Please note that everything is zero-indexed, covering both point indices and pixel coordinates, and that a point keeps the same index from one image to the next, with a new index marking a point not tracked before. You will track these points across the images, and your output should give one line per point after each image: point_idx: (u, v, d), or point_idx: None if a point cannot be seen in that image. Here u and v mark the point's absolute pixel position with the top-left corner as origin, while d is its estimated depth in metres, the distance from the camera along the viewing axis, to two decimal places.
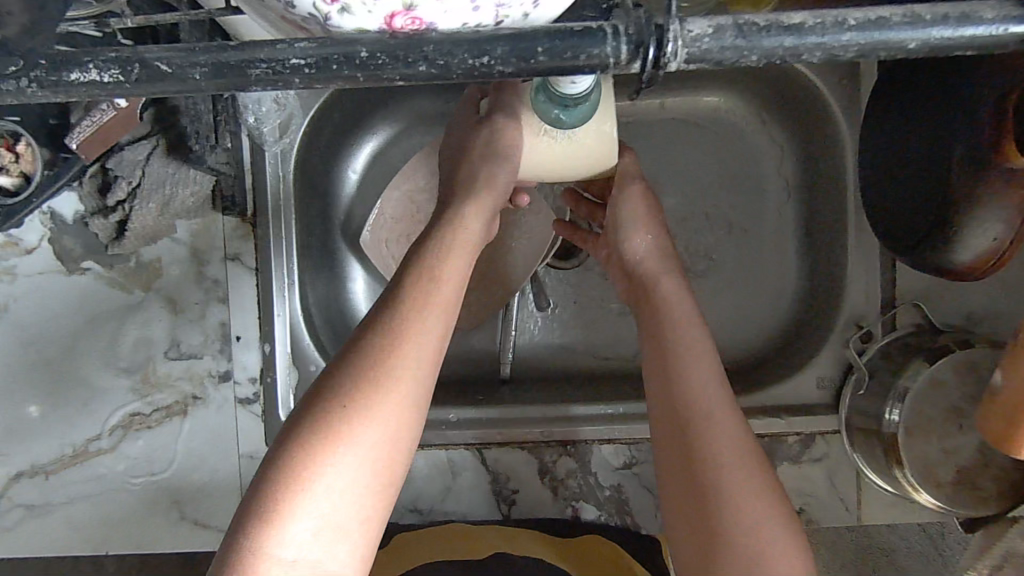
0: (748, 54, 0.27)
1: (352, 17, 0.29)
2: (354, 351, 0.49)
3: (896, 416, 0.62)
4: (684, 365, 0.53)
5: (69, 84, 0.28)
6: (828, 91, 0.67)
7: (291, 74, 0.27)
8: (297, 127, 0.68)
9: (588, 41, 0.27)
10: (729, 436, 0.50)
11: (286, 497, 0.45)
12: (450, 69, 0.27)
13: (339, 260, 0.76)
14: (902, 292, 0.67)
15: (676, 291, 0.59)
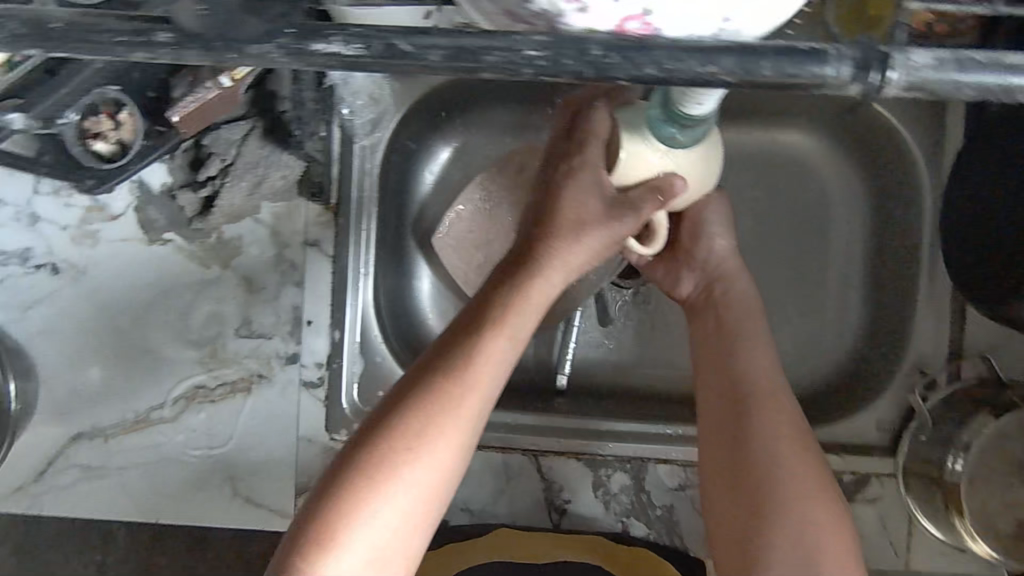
0: (964, 89, 0.24)
1: (587, 19, 0.28)
2: (419, 386, 0.49)
3: (959, 465, 0.63)
4: (742, 364, 0.60)
5: (310, 54, 0.25)
6: (912, 136, 0.68)
7: (523, 67, 0.23)
8: (388, 124, 0.70)
9: (811, 60, 0.23)
10: (787, 446, 0.56)
11: (341, 517, 0.45)
12: (674, 78, 0.23)
13: (408, 256, 0.77)
14: (970, 341, 0.67)
15: (744, 295, 0.64)
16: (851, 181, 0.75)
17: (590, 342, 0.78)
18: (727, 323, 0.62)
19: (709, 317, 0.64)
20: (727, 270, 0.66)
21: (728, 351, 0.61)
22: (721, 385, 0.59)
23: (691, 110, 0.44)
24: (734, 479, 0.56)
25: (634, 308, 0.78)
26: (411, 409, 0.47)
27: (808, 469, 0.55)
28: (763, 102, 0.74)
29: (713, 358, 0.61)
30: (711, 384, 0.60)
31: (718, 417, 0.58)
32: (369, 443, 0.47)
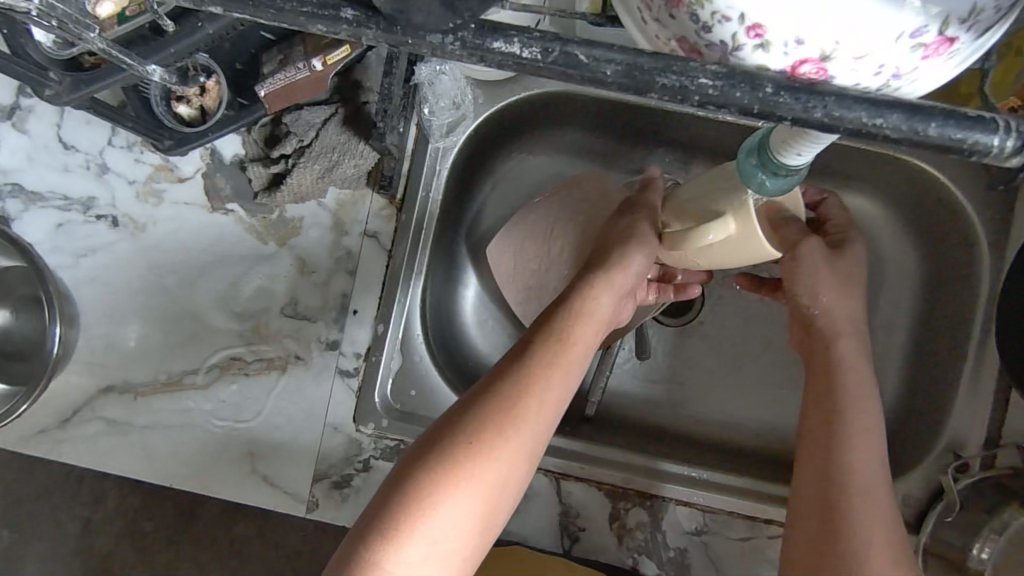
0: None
1: (765, 55, 0.30)
2: (488, 396, 0.51)
3: (985, 553, 0.62)
4: (844, 436, 0.55)
5: (489, 51, 0.26)
6: (980, 221, 0.68)
7: (693, 92, 0.24)
8: (465, 129, 0.70)
9: (979, 128, 0.23)
10: (880, 527, 0.51)
11: (409, 518, 0.46)
12: (840, 124, 0.24)
13: (457, 263, 0.77)
14: (1010, 431, 0.66)
15: (856, 358, 0.60)
16: (906, 256, 0.76)
17: (624, 375, 0.78)
18: (835, 391, 0.58)
19: (819, 379, 0.59)
20: (836, 326, 0.61)
21: (830, 421, 0.57)
22: (817, 457, 0.56)
23: (788, 160, 0.45)
24: (818, 555, 0.52)
25: (673, 348, 0.79)
26: (481, 419, 0.50)
27: (895, 550, 0.51)
28: (834, 166, 0.75)
29: (819, 429, 0.57)
30: (810, 455, 0.57)
31: (810, 490, 0.55)
32: (441, 445, 0.49)
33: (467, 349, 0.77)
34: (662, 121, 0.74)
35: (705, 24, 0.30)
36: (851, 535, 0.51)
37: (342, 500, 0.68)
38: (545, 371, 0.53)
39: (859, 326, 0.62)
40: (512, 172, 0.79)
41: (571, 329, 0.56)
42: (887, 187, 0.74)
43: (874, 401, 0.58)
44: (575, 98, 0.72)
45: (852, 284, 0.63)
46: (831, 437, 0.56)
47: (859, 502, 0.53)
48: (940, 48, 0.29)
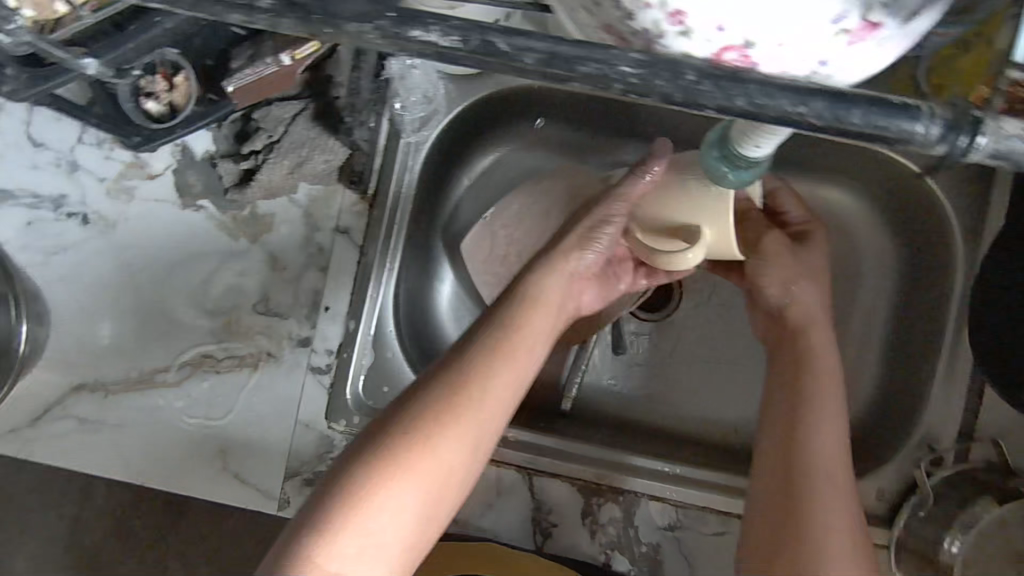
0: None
1: (688, 42, 0.29)
2: (432, 389, 0.52)
3: (955, 547, 0.62)
4: (803, 420, 0.60)
5: (408, 39, 0.25)
6: (955, 215, 0.68)
7: (616, 82, 0.24)
8: (437, 123, 0.70)
9: (904, 116, 0.23)
10: (834, 501, 0.56)
11: (344, 512, 0.47)
12: (764, 112, 0.24)
13: (433, 259, 0.77)
14: (983, 425, 0.66)
15: (824, 343, 0.64)
16: (884, 249, 0.76)
17: (602, 370, 0.78)
18: (798, 375, 0.62)
19: (786, 358, 0.64)
20: (809, 317, 0.65)
21: (794, 404, 0.61)
22: (778, 439, 0.60)
23: (749, 152, 0.44)
24: (774, 526, 0.56)
25: (650, 343, 0.78)
26: (418, 412, 0.51)
27: (847, 524, 0.55)
28: (810, 159, 0.75)
29: (783, 403, 0.61)
30: (773, 429, 0.61)
31: (770, 470, 0.59)
32: (387, 436, 0.50)
33: (442, 344, 0.77)
34: (639, 115, 0.73)
35: (628, 10, 0.30)
36: (810, 520, 0.55)
37: None
38: (491, 364, 0.54)
39: (823, 317, 0.65)
40: (488, 167, 0.78)
41: (518, 322, 0.57)
42: (863, 180, 0.74)
43: (838, 381, 0.61)
44: (549, 92, 0.71)
45: (805, 277, 0.66)
46: (794, 415, 0.60)
47: (814, 479, 0.57)
48: (864, 34, 0.29)
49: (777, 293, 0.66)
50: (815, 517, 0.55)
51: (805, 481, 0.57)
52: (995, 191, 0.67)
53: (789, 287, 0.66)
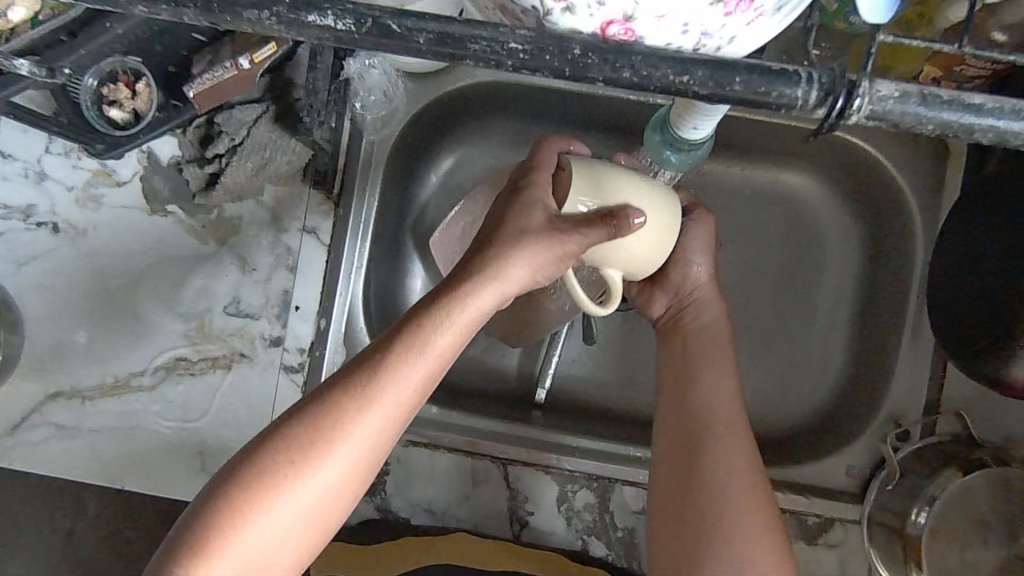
0: (924, 124, 0.27)
1: (573, 17, 0.33)
2: (316, 406, 0.46)
3: (922, 518, 0.63)
4: (702, 394, 0.60)
5: (305, 24, 0.28)
6: (913, 194, 0.69)
7: (507, 58, 0.27)
8: (399, 121, 0.72)
9: (782, 81, 0.27)
10: (737, 496, 0.55)
11: (210, 548, 0.43)
12: (651, 81, 0.27)
13: (403, 255, 0.78)
14: (947, 397, 0.67)
15: (713, 321, 0.64)
16: (848, 229, 0.76)
17: (576, 360, 0.79)
18: (689, 354, 0.62)
19: (678, 345, 0.64)
20: (700, 296, 0.65)
21: (686, 380, 0.61)
22: (675, 415, 0.60)
23: (684, 132, 0.45)
24: (682, 528, 0.55)
25: (622, 331, 0.79)
26: (297, 433, 0.45)
27: (761, 521, 0.54)
28: (769, 145, 0.75)
29: (676, 392, 0.60)
30: (670, 418, 0.60)
31: (671, 444, 0.58)
32: (264, 453, 0.45)
33: None
34: (599, 107, 0.74)
35: None
36: (714, 506, 0.54)
37: None
38: (387, 376, 0.46)
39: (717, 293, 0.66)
40: (453, 164, 0.79)
41: (435, 323, 0.48)
42: (823, 162, 0.74)
43: (729, 365, 0.61)
44: (509, 87, 0.72)
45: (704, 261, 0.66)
46: (692, 404, 0.59)
47: (714, 475, 0.56)
48: (740, 4, 0.32)
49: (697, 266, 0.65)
50: (718, 514, 0.54)
51: (706, 455, 0.57)
52: (951, 166, 0.68)
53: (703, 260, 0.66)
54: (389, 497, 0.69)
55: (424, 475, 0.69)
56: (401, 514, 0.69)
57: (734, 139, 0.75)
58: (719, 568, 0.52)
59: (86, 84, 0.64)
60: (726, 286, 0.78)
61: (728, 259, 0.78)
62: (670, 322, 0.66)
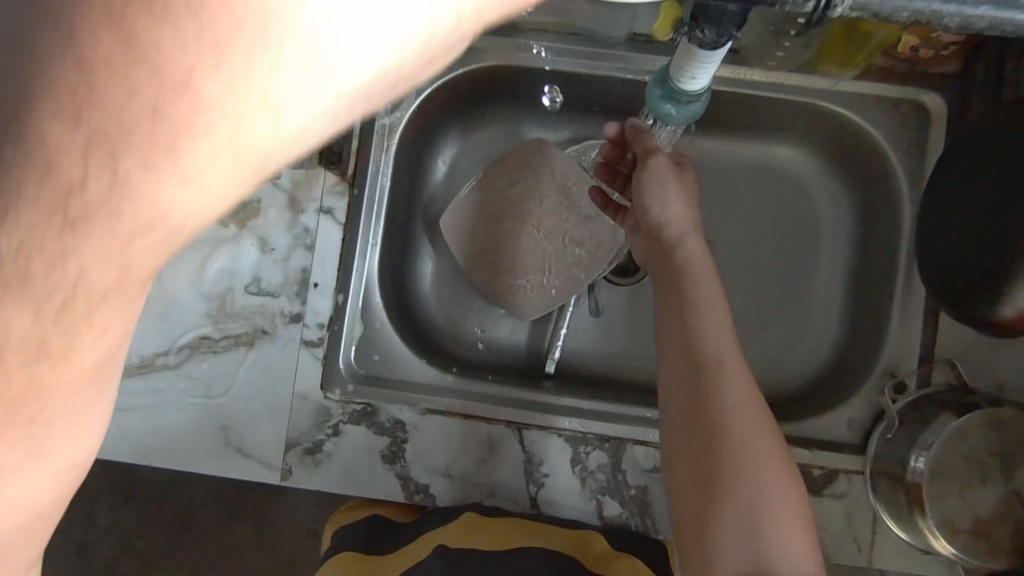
0: (898, 12, 0.29)
1: None
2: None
3: (921, 463, 0.65)
4: (700, 333, 0.61)
5: None
6: (896, 157, 0.72)
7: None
8: (409, 105, 0.75)
9: None
10: (738, 413, 0.56)
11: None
12: None
13: (414, 240, 0.82)
14: (941, 348, 0.70)
15: (699, 251, 0.67)
16: (836, 199, 0.81)
17: (583, 332, 0.82)
18: (684, 295, 0.64)
19: (666, 281, 0.67)
20: (681, 229, 0.68)
21: (684, 323, 0.62)
22: (679, 356, 0.61)
23: (685, 84, 0.48)
24: (688, 445, 0.56)
25: (626, 303, 0.83)
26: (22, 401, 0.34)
27: (764, 439, 0.55)
28: (755, 122, 0.79)
29: (673, 326, 0.63)
30: (670, 351, 0.62)
31: (679, 385, 0.59)
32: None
33: (424, 316, 0.81)
34: (597, 90, 0.78)
35: None
36: (716, 422, 0.56)
37: (315, 465, 0.71)
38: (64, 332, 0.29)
39: (698, 229, 0.69)
40: (460, 152, 0.84)
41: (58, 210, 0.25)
42: (811, 135, 0.79)
43: (720, 295, 0.63)
44: (512, 72, 0.76)
45: (682, 194, 0.70)
46: (688, 335, 0.61)
47: (716, 396, 0.57)
48: None
49: (661, 204, 0.69)
50: (723, 427, 0.55)
51: (711, 390, 0.57)
52: (934, 129, 0.71)
53: (667, 201, 0.69)
54: (409, 464, 0.72)
55: (441, 441, 0.72)
56: (421, 480, 0.71)
57: (727, 118, 0.79)
58: (726, 480, 0.53)
59: None
60: (723, 257, 0.81)
61: (723, 231, 0.82)
62: (659, 267, 0.69)
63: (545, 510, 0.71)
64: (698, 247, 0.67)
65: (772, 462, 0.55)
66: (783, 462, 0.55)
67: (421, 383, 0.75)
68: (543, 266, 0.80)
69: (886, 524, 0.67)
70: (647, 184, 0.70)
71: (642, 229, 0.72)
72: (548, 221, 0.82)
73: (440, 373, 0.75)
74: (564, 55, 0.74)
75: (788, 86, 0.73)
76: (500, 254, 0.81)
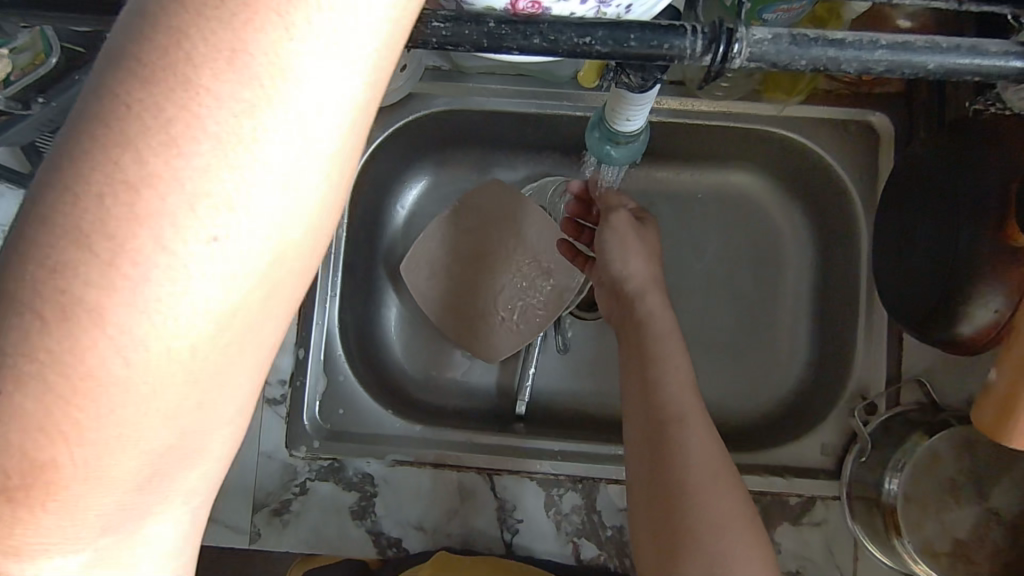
0: (797, 61, 0.30)
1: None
2: None
3: (894, 485, 0.65)
4: (662, 388, 0.60)
5: None
6: (849, 178, 0.73)
7: (429, 35, 0.30)
8: (360, 156, 0.75)
9: (670, 34, 0.30)
10: (703, 472, 0.55)
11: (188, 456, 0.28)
12: (558, 45, 0.30)
13: (376, 287, 0.81)
14: (907, 369, 0.70)
15: (659, 305, 0.67)
16: (796, 221, 0.81)
17: (552, 370, 0.81)
18: (646, 351, 0.63)
19: (630, 335, 0.66)
20: (640, 284, 0.68)
21: (645, 380, 0.61)
22: (641, 413, 0.59)
23: (626, 119, 0.48)
24: (654, 505, 0.55)
25: (594, 337, 0.82)
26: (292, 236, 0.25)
27: (727, 495, 0.54)
28: (709, 151, 0.80)
29: (634, 379, 0.62)
30: (633, 407, 0.60)
31: (641, 442, 0.58)
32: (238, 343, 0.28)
33: (391, 363, 0.80)
34: (549, 128, 0.78)
35: None
36: (678, 484, 0.54)
37: (283, 525, 0.69)
38: None
39: (659, 283, 0.69)
40: (418, 195, 0.84)
41: None
42: (766, 161, 0.79)
43: (681, 349, 0.63)
44: (462, 116, 0.77)
45: (643, 248, 0.70)
46: (647, 390, 0.60)
47: (679, 455, 0.56)
48: None
49: (620, 261, 0.69)
50: (682, 489, 0.54)
51: (673, 447, 0.56)
52: (883, 152, 0.72)
53: (626, 258, 0.69)
54: (380, 519, 0.70)
55: (410, 495, 0.70)
56: (393, 535, 0.70)
57: (681, 148, 0.80)
58: (689, 542, 0.52)
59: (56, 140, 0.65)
60: (686, 286, 0.81)
61: (684, 261, 0.82)
62: (621, 322, 0.69)
63: (520, 556, 0.69)
64: (657, 301, 0.67)
65: (737, 520, 0.53)
66: (748, 514, 0.55)
67: (389, 436, 0.73)
68: (512, 309, 0.80)
69: (866, 549, 0.66)
70: (606, 243, 0.70)
71: (603, 284, 0.72)
72: (523, 268, 0.81)
73: (407, 424, 0.73)
74: (511, 96, 0.74)
75: (736, 113, 0.73)
76: (477, 302, 0.81)
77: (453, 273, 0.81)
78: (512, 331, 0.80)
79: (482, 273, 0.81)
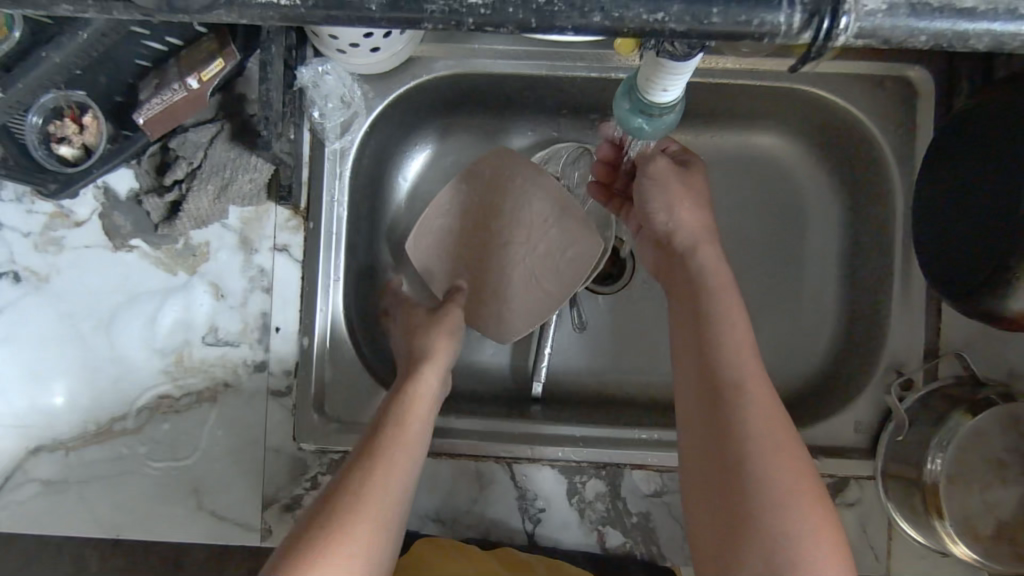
0: (916, 35, 0.32)
1: None
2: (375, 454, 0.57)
3: (937, 464, 0.61)
4: (718, 349, 0.56)
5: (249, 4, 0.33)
6: (885, 138, 0.68)
7: (465, 13, 0.33)
8: (360, 126, 0.69)
9: (765, 8, 0.31)
10: (768, 437, 0.51)
11: None
12: (623, 21, 0.32)
13: (380, 265, 0.77)
14: (945, 340, 0.67)
15: (714, 258, 0.62)
16: (824, 185, 0.76)
17: (568, 348, 0.77)
18: (701, 307, 0.59)
19: (681, 290, 0.62)
20: (690, 238, 0.64)
21: (700, 343, 0.57)
22: (697, 374, 0.56)
23: (656, 96, 0.44)
24: (711, 472, 0.52)
25: (612, 312, 0.78)
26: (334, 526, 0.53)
27: (793, 461, 0.51)
28: (734, 109, 0.74)
29: (688, 337, 0.58)
30: (689, 369, 0.57)
31: (697, 405, 0.55)
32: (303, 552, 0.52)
33: None
34: (562, 90, 0.73)
35: None
36: (738, 450, 0.51)
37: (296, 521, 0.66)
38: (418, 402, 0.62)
39: (714, 237, 0.65)
40: (418, 162, 0.78)
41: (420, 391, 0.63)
42: (795, 118, 0.73)
43: (740, 304, 0.59)
44: (468, 79, 0.71)
45: (690, 198, 0.65)
46: (703, 349, 0.57)
47: (738, 418, 0.52)
48: None
49: (666, 213, 0.65)
50: (743, 455, 0.51)
51: (733, 411, 0.53)
52: (921, 109, 0.67)
53: (673, 210, 0.65)
54: None
55: (427, 486, 0.67)
56: (410, 528, 0.67)
57: (702, 107, 0.74)
58: (751, 513, 0.49)
59: (30, 123, 0.62)
60: None
61: None
62: (670, 276, 0.64)
63: (543, 546, 0.67)
64: (711, 257, 0.63)
65: (800, 496, 0.50)
66: (815, 481, 0.51)
67: None
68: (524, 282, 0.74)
69: (902, 529, 0.64)
70: (649, 193, 0.66)
71: (647, 235, 0.68)
72: (538, 243, 0.73)
73: None
74: (520, 57, 0.69)
75: (763, 70, 0.67)
76: (489, 280, 0.74)
77: (464, 246, 0.75)
78: (531, 303, 0.74)
79: (495, 249, 0.75)
